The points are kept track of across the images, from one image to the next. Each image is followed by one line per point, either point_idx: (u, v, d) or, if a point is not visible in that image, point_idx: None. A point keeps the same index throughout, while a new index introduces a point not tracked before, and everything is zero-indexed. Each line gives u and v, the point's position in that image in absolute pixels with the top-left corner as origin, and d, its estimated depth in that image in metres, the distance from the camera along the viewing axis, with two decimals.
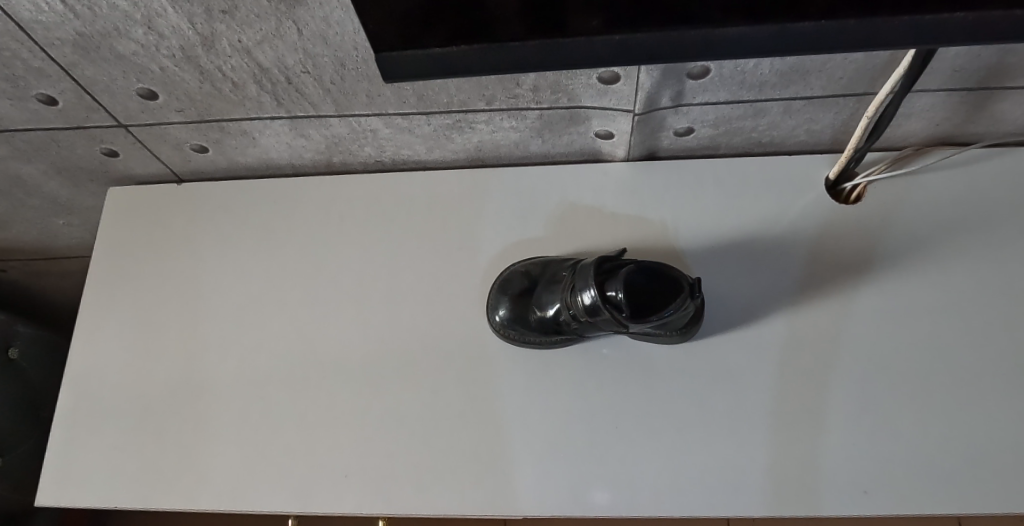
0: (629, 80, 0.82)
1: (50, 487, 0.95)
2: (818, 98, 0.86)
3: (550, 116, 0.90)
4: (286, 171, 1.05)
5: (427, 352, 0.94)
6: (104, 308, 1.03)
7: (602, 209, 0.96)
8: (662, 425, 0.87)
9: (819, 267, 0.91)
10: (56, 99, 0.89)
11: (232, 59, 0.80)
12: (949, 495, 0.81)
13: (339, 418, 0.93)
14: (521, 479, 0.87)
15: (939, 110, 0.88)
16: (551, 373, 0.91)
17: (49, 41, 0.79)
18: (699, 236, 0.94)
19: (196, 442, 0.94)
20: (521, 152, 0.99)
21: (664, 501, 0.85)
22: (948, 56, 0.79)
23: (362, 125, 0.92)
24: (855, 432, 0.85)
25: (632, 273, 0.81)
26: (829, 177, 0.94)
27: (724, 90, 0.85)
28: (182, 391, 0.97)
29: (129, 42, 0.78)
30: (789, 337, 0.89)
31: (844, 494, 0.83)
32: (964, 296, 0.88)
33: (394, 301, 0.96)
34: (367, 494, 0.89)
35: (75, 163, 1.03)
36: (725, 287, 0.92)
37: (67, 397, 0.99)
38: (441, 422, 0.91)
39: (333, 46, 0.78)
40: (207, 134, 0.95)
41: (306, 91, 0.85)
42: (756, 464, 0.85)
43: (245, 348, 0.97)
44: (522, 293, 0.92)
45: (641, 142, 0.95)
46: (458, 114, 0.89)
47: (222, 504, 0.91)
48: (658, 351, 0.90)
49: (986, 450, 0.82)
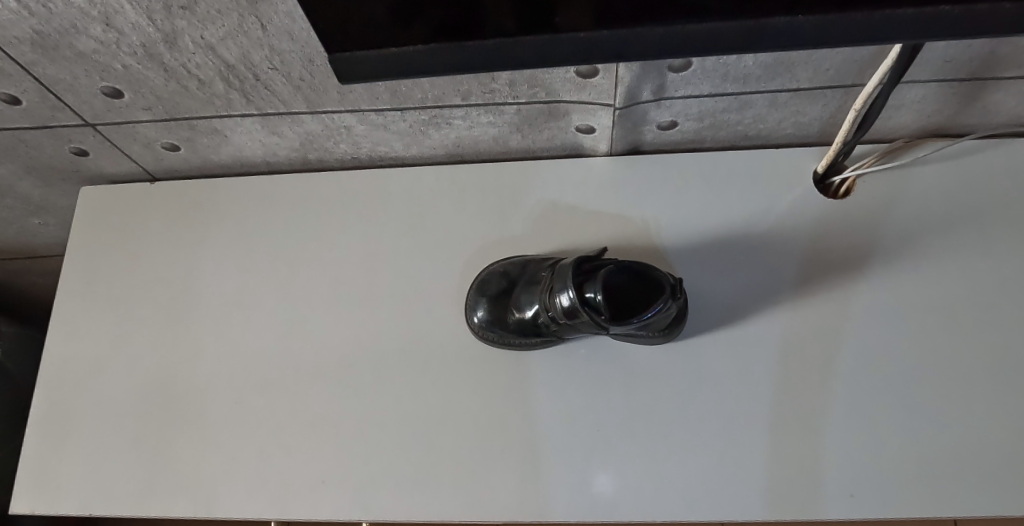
0: (608, 73, 0.79)
1: (24, 494, 0.93)
2: (805, 91, 0.83)
3: (528, 110, 0.87)
4: (262, 169, 1.03)
5: (407, 355, 0.92)
6: (78, 311, 1.00)
7: (585, 206, 0.94)
8: (645, 429, 0.86)
9: (806, 264, 0.89)
10: (19, 98, 0.86)
11: (196, 56, 0.78)
12: (937, 496, 0.80)
13: (317, 421, 0.91)
14: (501, 485, 0.86)
15: (930, 101, 0.85)
16: (532, 374, 0.89)
17: (7, 40, 0.76)
18: (684, 233, 0.92)
19: (172, 448, 0.92)
20: (501, 148, 0.96)
21: (646, 506, 0.83)
22: (938, 46, 0.76)
23: (336, 122, 0.90)
24: (842, 435, 0.83)
25: (612, 273, 0.79)
26: (816, 171, 0.91)
27: (706, 83, 0.82)
28: (159, 395, 0.95)
29: (88, 40, 0.76)
30: (776, 337, 0.87)
31: (831, 498, 0.81)
32: (956, 294, 0.86)
33: (373, 301, 0.94)
34: (346, 500, 0.88)
35: (45, 163, 1.00)
36: (710, 285, 0.89)
37: (42, 403, 0.97)
38: (420, 426, 0.89)
39: (299, 42, 0.75)
40: (178, 132, 0.92)
41: (275, 87, 0.83)
42: (740, 467, 0.83)
43: (221, 352, 0.95)
44: (502, 294, 0.90)
45: (623, 137, 0.93)
46: (434, 110, 0.87)
47: (198, 511, 0.90)
48: (641, 352, 0.88)
49: (976, 452, 0.81)
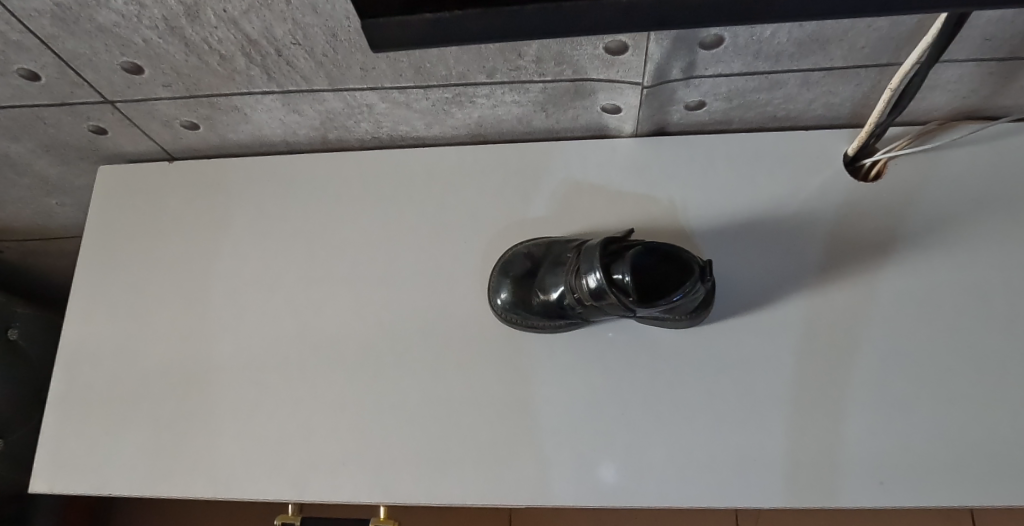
0: (638, 49, 0.77)
1: (43, 472, 0.93)
2: (838, 70, 0.81)
3: (554, 88, 0.85)
4: (281, 148, 1.01)
5: (428, 336, 0.91)
6: (95, 291, 1.00)
7: (608, 188, 0.92)
8: (670, 413, 0.84)
9: (835, 248, 0.87)
10: (38, 74, 0.85)
11: (218, 29, 0.76)
12: (968, 485, 0.78)
13: (336, 403, 0.90)
14: (522, 468, 0.85)
15: (967, 82, 0.83)
16: (555, 357, 0.88)
17: (27, 13, 0.75)
18: (710, 216, 0.90)
19: (189, 430, 0.92)
20: (524, 128, 0.95)
21: (670, 494, 0.82)
22: (980, 23, 0.74)
23: (358, 100, 0.88)
24: (872, 421, 0.81)
25: (639, 254, 0.78)
26: (847, 153, 0.89)
27: (738, 61, 0.80)
28: (178, 374, 0.94)
29: (109, 13, 0.75)
30: (805, 322, 0.85)
31: (861, 486, 0.80)
32: (989, 279, 0.84)
33: (392, 283, 0.93)
34: (366, 482, 0.87)
35: (63, 141, 0.99)
36: (737, 269, 0.88)
37: (59, 382, 0.96)
38: (441, 409, 0.88)
39: (324, 16, 0.73)
40: (197, 110, 0.91)
41: (298, 63, 0.81)
42: (767, 454, 0.82)
43: (239, 332, 0.95)
44: (524, 275, 0.89)
45: (650, 117, 0.91)
46: (457, 88, 0.85)
47: (216, 491, 0.89)
48: (666, 336, 0.87)
49: (1006, 440, 0.79)
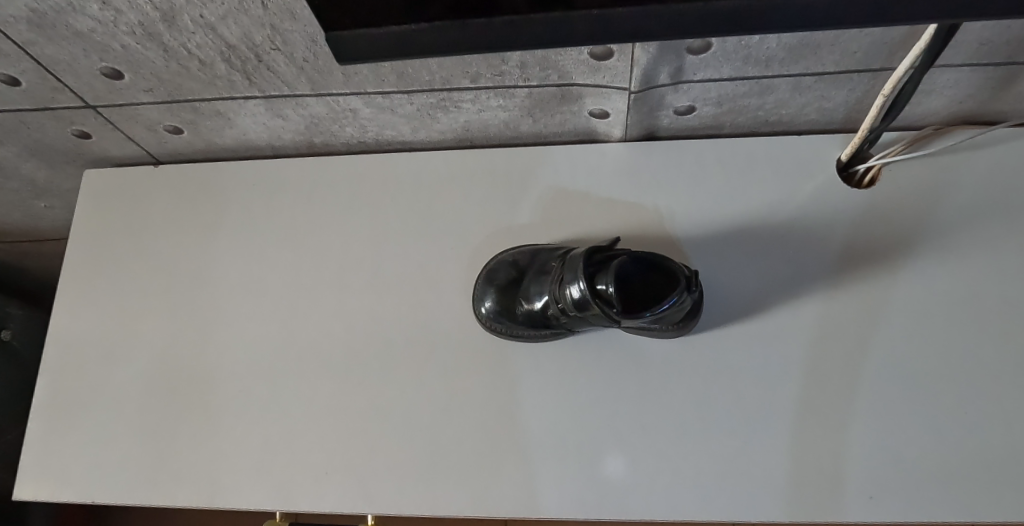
0: (623, 55, 0.76)
1: (28, 480, 0.92)
2: (830, 75, 0.79)
3: (540, 93, 0.84)
4: (267, 152, 1.00)
5: (414, 344, 0.89)
6: (81, 296, 0.99)
7: (596, 194, 0.91)
8: (658, 424, 0.83)
9: (826, 256, 0.85)
10: (19, 79, 0.84)
11: (196, 35, 0.75)
12: (959, 501, 0.77)
13: (320, 411, 0.89)
14: (506, 479, 0.84)
15: (962, 87, 0.81)
16: (541, 366, 0.87)
17: (3, 19, 0.74)
18: (699, 223, 0.88)
19: (174, 437, 0.91)
20: (512, 133, 0.93)
21: (657, 507, 0.81)
22: (974, 28, 0.72)
23: (341, 105, 0.87)
24: (862, 435, 0.80)
25: (624, 264, 0.76)
26: (840, 159, 0.87)
27: (726, 67, 0.78)
28: (163, 380, 0.94)
29: (85, 19, 0.74)
30: (794, 332, 0.83)
31: (850, 499, 0.78)
32: (984, 289, 0.82)
33: (378, 289, 0.92)
34: (349, 492, 0.86)
35: (48, 145, 0.99)
36: (727, 277, 0.86)
37: (44, 387, 0.96)
38: (426, 418, 0.87)
39: (302, 21, 0.72)
40: (180, 114, 0.90)
41: (278, 69, 0.80)
42: (755, 467, 0.80)
43: (224, 338, 0.94)
44: (510, 284, 0.87)
45: (638, 122, 0.89)
46: (441, 93, 0.84)
47: (200, 500, 0.88)
48: (653, 345, 0.85)
49: (998, 454, 0.77)
